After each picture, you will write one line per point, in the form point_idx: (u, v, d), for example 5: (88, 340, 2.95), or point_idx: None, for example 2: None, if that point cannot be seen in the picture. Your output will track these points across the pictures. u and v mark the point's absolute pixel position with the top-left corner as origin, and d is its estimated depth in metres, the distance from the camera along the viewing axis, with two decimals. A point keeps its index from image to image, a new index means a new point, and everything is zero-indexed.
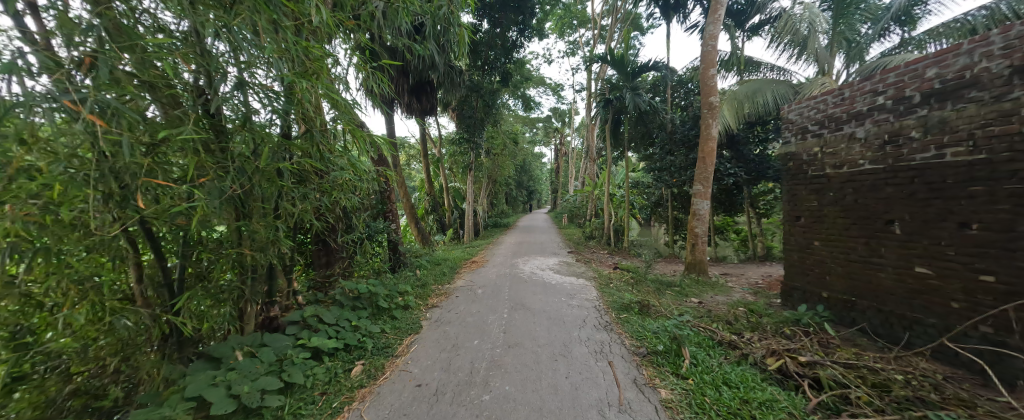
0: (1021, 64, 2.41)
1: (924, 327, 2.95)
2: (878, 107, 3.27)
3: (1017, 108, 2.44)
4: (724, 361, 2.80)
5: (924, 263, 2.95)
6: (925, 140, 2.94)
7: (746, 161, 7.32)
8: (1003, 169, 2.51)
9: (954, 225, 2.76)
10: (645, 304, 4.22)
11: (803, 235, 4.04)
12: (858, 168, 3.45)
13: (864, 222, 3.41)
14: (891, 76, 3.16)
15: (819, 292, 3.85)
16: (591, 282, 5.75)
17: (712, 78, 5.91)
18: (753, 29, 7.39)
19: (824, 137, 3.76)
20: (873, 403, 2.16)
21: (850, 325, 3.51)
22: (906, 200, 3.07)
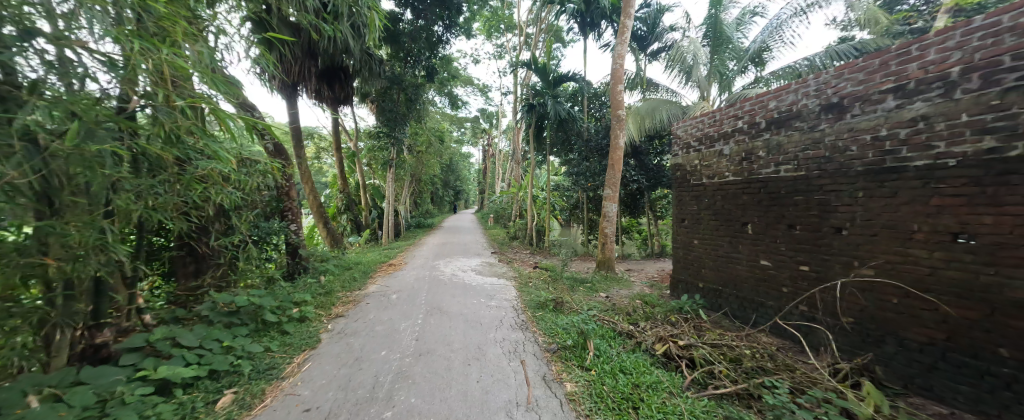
0: (826, 103, 3.15)
1: (765, 309, 3.69)
2: (738, 130, 3.99)
3: (824, 137, 3.16)
4: (622, 349, 3.10)
5: (767, 257, 3.68)
6: (769, 158, 3.66)
7: (647, 170, 8.35)
8: (815, 183, 3.24)
9: (785, 227, 3.50)
10: (559, 301, 4.45)
11: (687, 234, 4.74)
12: (724, 180, 4.17)
13: (728, 224, 4.13)
14: (747, 105, 3.89)
15: (697, 283, 4.55)
16: (512, 282, 5.86)
17: (620, 93, 6.55)
18: (653, 54, 8.40)
19: (702, 152, 4.46)
20: (729, 375, 2.60)
21: (718, 310, 4.22)
22: (756, 207, 3.80)
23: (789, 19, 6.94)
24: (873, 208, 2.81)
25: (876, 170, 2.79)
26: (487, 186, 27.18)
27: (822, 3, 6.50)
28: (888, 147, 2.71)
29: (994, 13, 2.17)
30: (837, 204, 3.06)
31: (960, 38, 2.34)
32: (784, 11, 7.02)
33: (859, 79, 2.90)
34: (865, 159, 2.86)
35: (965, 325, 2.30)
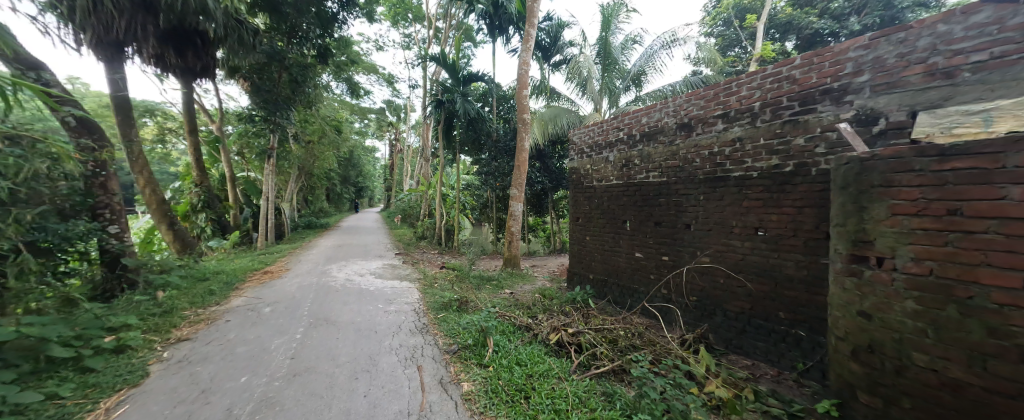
0: (679, 122, 3.84)
1: (638, 294, 4.32)
2: (620, 140, 4.58)
3: (679, 150, 3.84)
4: (519, 343, 3.24)
5: (639, 249, 4.32)
6: (641, 166, 4.30)
7: (551, 172, 9.01)
8: (672, 188, 3.92)
9: (652, 223, 4.16)
10: (463, 300, 4.42)
11: (580, 231, 5.29)
12: (609, 183, 4.75)
13: (611, 222, 4.73)
14: (626, 119, 4.50)
15: (588, 275, 5.11)
16: (415, 284, 5.59)
17: (525, 98, 6.86)
18: (555, 65, 9.07)
19: (592, 158, 5.02)
20: (608, 355, 2.95)
21: (603, 298, 4.79)
22: (632, 207, 4.43)
23: (659, 50, 8.31)
24: (709, 209, 3.54)
25: (711, 178, 3.52)
26: (394, 183, 25.49)
27: (681, 41, 7.97)
28: (718, 161, 3.44)
29: (779, 65, 2.95)
30: (686, 205, 3.77)
31: (761, 80, 3.11)
32: (655, 43, 8.37)
33: (701, 104, 3.61)
34: (704, 169, 3.58)
35: (762, 296, 3.08)
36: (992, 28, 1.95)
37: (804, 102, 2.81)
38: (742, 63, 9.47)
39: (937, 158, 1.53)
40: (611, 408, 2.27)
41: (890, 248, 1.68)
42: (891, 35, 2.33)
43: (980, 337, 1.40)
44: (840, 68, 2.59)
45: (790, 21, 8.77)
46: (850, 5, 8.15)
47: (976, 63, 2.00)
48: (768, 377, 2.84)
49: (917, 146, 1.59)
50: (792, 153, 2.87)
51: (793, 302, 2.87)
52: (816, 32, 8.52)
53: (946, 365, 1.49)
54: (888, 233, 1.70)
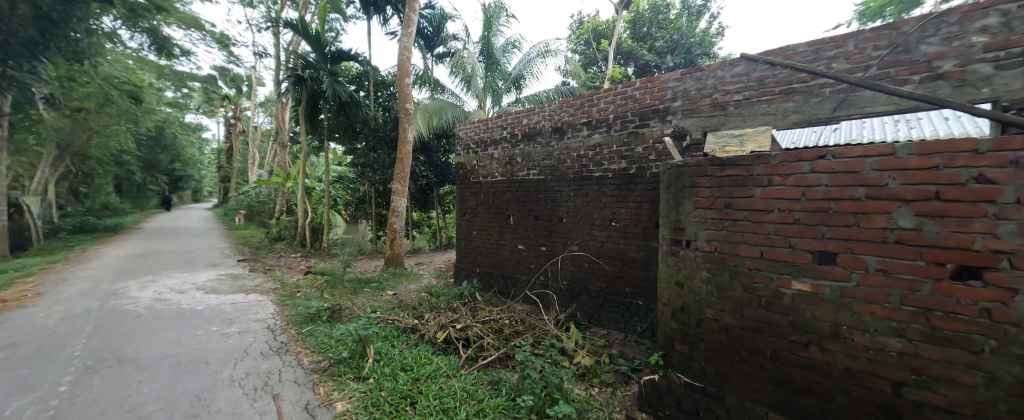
0: (554, 126, 4.26)
1: (520, 283, 4.66)
2: (503, 138, 4.81)
3: (554, 151, 4.27)
4: (404, 346, 3.04)
5: (521, 241, 4.64)
6: (522, 164, 4.61)
7: (436, 167, 8.78)
8: (548, 185, 4.34)
9: (532, 217, 4.52)
10: (336, 307, 3.88)
11: (467, 226, 5.35)
12: (494, 179, 4.94)
13: (496, 217, 4.93)
14: (508, 118, 4.74)
15: (475, 269, 5.23)
16: (270, 296, 4.59)
17: (408, 86, 6.43)
18: (439, 57, 8.82)
19: (478, 153, 5.13)
20: (495, 344, 3.06)
21: (489, 289, 4.99)
22: (514, 202, 4.72)
23: (535, 57, 9.06)
24: (577, 204, 4.07)
25: (579, 177, 4.04)
26: (233, 173, 20.26)
27: (553, 52, 8.87)
28: (584, 162, 3.98)
29: (626, 85, 3.59)
30: (560, 200, 4.23)
31: (614, 96, 3.72)
32: (532, 50, 9.07)
33: (571, 112, 4.09)
34: (574, 169, 4.09)
35: (615, 275, 3.74)
36: (744, 77, 2.86)
37: (643, 118, 3.50)
38: (599, 80, 11.22)
39: (719, 166, 2.11)
40: (498, 394, 2.38)
41: (695, 232, 2.25)
42: (693, 73, 3.14)
43: (739, 292, 2.02)
44: (663, 94, 3.35)
45: (630, 50, 10.85)
46: (668, 45, 10.62)
47: (737, 101, 2.89)
48: (619, 341, 3.48)
49: (710, 156, 2.15)
50: (635, 158, 3.56)
51: (635, 278, 3.58)
52: (647, 63, 10.82)
53: (722, 314, 2.10)
54: (694, 221, 2.27)
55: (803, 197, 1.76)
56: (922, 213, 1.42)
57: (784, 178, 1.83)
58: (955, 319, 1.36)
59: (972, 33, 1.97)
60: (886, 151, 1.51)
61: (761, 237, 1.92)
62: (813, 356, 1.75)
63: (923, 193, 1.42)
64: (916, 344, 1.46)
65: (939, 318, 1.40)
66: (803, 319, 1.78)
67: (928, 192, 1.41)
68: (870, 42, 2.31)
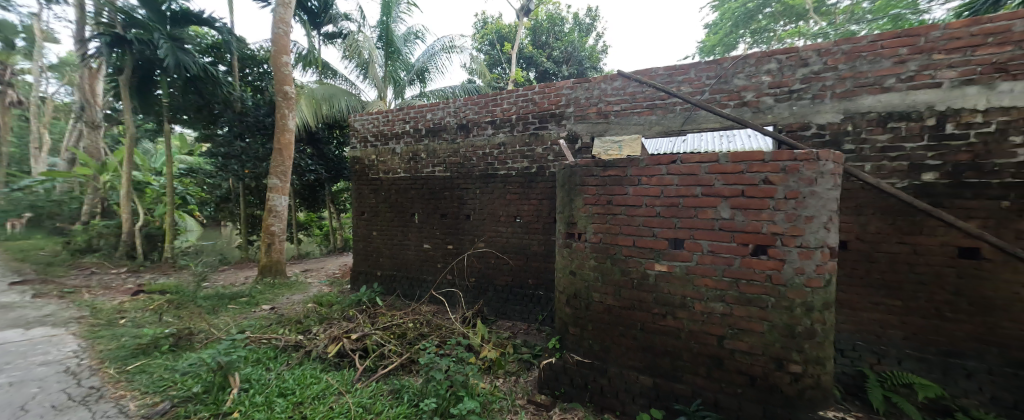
0: (459, 123, 4.22)
1: (426, 284, 4.49)
2: (405, 132, 4.56)
3: (459, 148, 4.23)
4: (284, 368, 2.61)
5: (427, 241, 4.49)
6: (427, 160, 4.44)
7: (327, 160, 7.88)
8: (454, 182, 4.29)
9: (439, 215, 4.40)
10: (184, 332, 3.13)
11: (366, 227, 4.92)
12: (396, 175, 4.65)
13: (399, 215, 4.65)
14: (411, 112, 4.50)
15: (375, 272, 4.85)
16: (72, 328, 3.39)
17: (287, 65, 5.53)
18: (327, 36, 7.85)
19: (377, 147, 4.76)
20: (397, 351, 2.91)
21: (392, 293, 4.69)
22: (419, 200, 4.52)
23: (439, 52, 8.81)
24: (484, 201, 4.12)
25: (485, 175, 4.10)
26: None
27: (458, 49, 8.79)
28: (489, 161, 4.06)
29: (526, 88, 3.79)
30: (467, 198, 4.23)
31: (516, 98, 3.89)
32: (436, 44, 8.81)
33: (476, 110, 4.11)
34: (479, 167, 4.13)
35: (519, 269, 3.93)
36: (622, 91, 3.32)
37: (541, 121, 3.75)
38: (503, 81, 11.63)
39: (603, 167, 2.39)
40: (399, 403, 2.25)
41: (584, 226, 2.51)
42: (582, 84, 3.50)
43: (617, 276, 2.33)
44: (558, 100, 3.65)
45: (531, 56, 11.54)
46: (563, 56, 11.64)
47: (617, 111, 3.34)
48: (523, 331, 3.66)
49: (595, 158, 2.41)
50: (536, 158, 3.78)
51: (537, 270, 3.82)
52: (546, 70, 11.67)
53: (605, 297, 2.40)
54: (583, 216, 2.52)
55: (662, 194, 2.14)
56: (734, 206, 1.91)
57: (649, 178, 2.19)
58: (753, 285, 1.88)
59: (762, 73, 2.71)
60: (714, 159, 1.96)
61: (634, 228, 2.26)
62: (669, 324, 2.15)
63: (735, 191, 1.91)
64: (732, 305, 1.94)
65: (743, 285, 1.91)
66: (663, 294, 2.16)
67: (738, 190, 1.90)
68: (704, 72, 2.93)
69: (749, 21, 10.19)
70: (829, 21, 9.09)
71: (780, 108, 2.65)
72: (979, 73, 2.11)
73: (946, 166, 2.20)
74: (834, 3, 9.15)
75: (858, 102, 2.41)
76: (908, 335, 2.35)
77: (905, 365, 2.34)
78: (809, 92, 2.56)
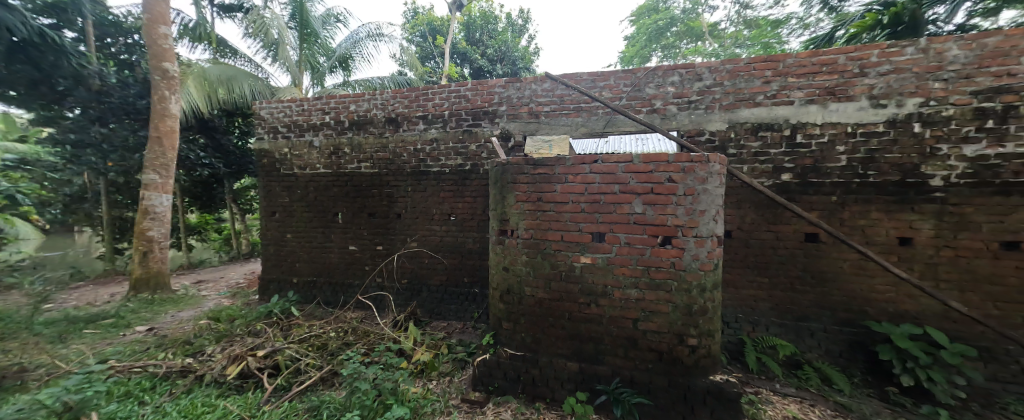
0: (387, 117, 3.98)
1: (352, 289, 4.16)
2: (325, 124, 4.15)
3: (388, 143, 3.99)
4: (166, 399, 2.19)
5: (353, 242, 4.16)
6: (352, 155, 4.11)
7: (226, 153, 6.86)
8: (383, 179, 4.04)
9: (366, 215, 4.11)
10: (12, 370, 2.43)
11: (277, 229, 4.37)
12: (315, 171, 4.22)
13: (319, 215, 4.23)
14: (331, 102, 4.12)
15: (291, 279, 4.35)
16: None
17: (167, 38, 4.64)
18: (225, 9, 6.78)
19: (290, 140, 4.26)
20: (316, 364, 2.66)
21: (311, 301, 4.25)
22: (343, 198, 4.17)
23: (365, 39, 8.17)
24: (416, 199, 3.96)
25: (417, 172, 3.94)
26: None
27: (386, 37, 8.29)
28: (421, 157, 3.91)
29: (458, 84, 3.73)
30: (397, 196, 4.01)
31: (448, 94, 3.80)
32: (361, 30, 8.17)
33: (406, 103, 3.92)
34: (411, 164, 3.95)
35: (454, 268, 3.87)
36: (551, 93, 3.46)
37: (475, 118, 3.73)
38: (436, 75, 11.32)
39: (533, 165, 2.45)
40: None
41: (516, 222, 2.54)
42: (514, 83, 3.57)
43: (547, 270, 2.43)
44: (491, 98, 3.66)
45: (465, 52, 11.42)
46: (497, 54, 11.74)
47: (546, 112, 3.48)
48: (458, 330, 3.61)
49: (526, 156, 2.46)
50: (469, 155, 3.75)
51: (472, 268, 3.81)
52: (480, 67, 11.65)
53: (536, 290, 2.48)
54: (515, 213, 2.56)
55: (586, 191, 2.28)
56: (646, 202, 2.13)
57: (575, 176, 2.31)
58: (661, 271, 2.12)
59: (668, 84, 3.07)
60: (629, 159, 2.16)
61: (562, 224, 2.37)
62: (593, 311, 2.31)
63: (646, 189, 2.13)
64: (644, 291, 2.17)
65: (653, 272, 2.14)
66: (587, 285, 2.31)
67: (648, 188, 2.12)
68: (622, 80, 3.20)
69: (659, 37, 11.66)
70: (719, 43, 10.72)
71: (682, 116, 3.03)
72: (818, 95, 2.68)
73: (797, 168, 2.75)
74: (722, 29, 10.76)
75: (738, 113, 2.87)
76: (774, 306, 2.88)
77: (772, 330, 2.87)
78: (703, 104, 2.97)
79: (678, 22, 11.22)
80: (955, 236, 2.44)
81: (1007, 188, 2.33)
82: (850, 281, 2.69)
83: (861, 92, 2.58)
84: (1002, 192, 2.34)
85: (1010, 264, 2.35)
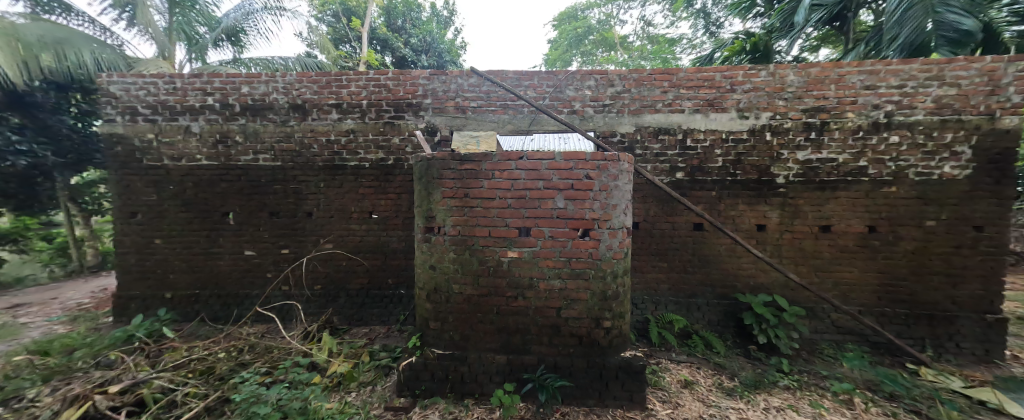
0: (292, 103, 3.50)
1: (250, 300, 3.58)
2: (208, 106, 3.47)
3: (293, 132, 3.52)
4: None
5: (250, 246, 3.58)
6: (246, 145, 3.52)
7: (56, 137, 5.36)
8: (289, 174, 3.56)
9: (267, 214, 3.58)
10: None
11: (141, 233, 3.53)
12: (195, 163, 3.52)
13: (203, 215, 3.54)
14: (216, 81, 3.46)
15: (163, 294, 3.56)
16: None
17: None
18: None
19: (158, 124, 3.47)
20: (198, 393, 2.25)
21: (192, 319, 3.55)
22: (236, 195, 3.55)
23: (261, 12, 7.04)
24: (330, 196, 3.57)
25: (330, 166, 3.56)
26: None
27: (288, 12, 7.27)
28: (335, 150, 3.54)
29: (378, 72, 3.46)
30: (307, 192, 3.57)
31: (365, 82, 3.50)
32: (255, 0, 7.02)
33: (315, 89, 3.50)
34: (322, 157, 3.55)
35: (376, 270, 3.61)
36: (477, 89, 3.44)
37: (397, 109, 3.50)
38: (352, 61, 10.35)
39: (458, 161, 2.38)
40: None
41: (443, 219, 2.45)
42: (439, 76, 3.46)
43: (474, 266, 2.40)
44: (414, 89, 3.48)
45: (385, 39, 10.66)
46: (421, 45, 11.22)
47: (473, 107, 3.45)
48: (382, 335, 3.38)
49: (452, 151, 2.38)
50: (392, 149, 3.52)
51: (396, 268, 3.60)
52: (403, 57, 11.02)
53: (464, 287, 2.44)
54: (442, 209, 2.46)
55: (512, 187, 2.32)
56: (566, 197, 2.27)
57: (501, 172, 2.33)
58: (580, 261, 2.28)
59: (585, 88, 3.30)
60: (551, 157, 2.26)
61: (489, 219, 2.37)
62: (519, 304, 2.37)
63: (567, 185, 2.26)
64: (566, 280, 2.30)
65: (574, 262, 2.29)
66: (514, 278, 2.35)
67: (569, 184, 2.26)
68: (545, 81, 3.34)
69: (578, 43, 12.52)
70: (629, 55, 11.93)
71: (597, 118, 3.29)
72: (702, 106, 3.16)
73: (688, 168, 3.22)
74: (631, 42, 12.00)
75: (643, 118, 3.23)
76: (673, 287, 3.32)
77: (671, 308, 3.31)
78: (615, 108, 3.27)
79: (594, 31, 12.16)
80: (793, 222, 3.14)
81: (823, 185, 3.07)
82: (726, 261, 3.25)
83: (732, 105, 3.13)
84: (820, 188, 3.08)
85: (825, 243, 3.11)
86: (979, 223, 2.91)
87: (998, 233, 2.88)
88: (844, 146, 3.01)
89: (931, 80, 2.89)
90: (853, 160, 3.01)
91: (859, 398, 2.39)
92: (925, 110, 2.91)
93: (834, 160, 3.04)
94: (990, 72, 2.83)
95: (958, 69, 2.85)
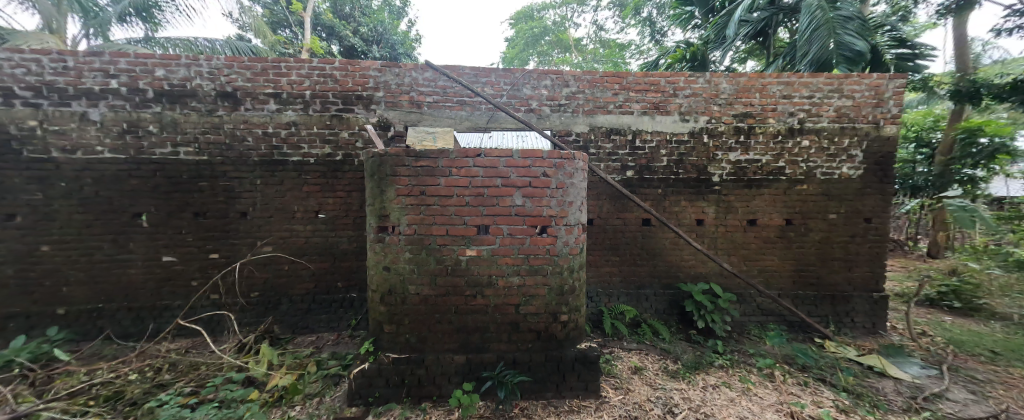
0: (221, 90, 3.12)
1: (171, 312, 3.16)
2: (112, 90, 2.99)
3: (222, 123, 3.15)
4: None
5: (170, 252, 3.15)
6: (163, 137, 3.09)
7: None
8: (218, 169, 3.18)
9: (191, 215, 3.17)
10: None
11: (21, 239, 2.94)
12: (96, 156, 3.01)
13: (107, 217, 3.05)
14: (121, 62, 2.98)
15: (54, 311, 3.01)
16: None
17: None
18: None
19: (43, 109, 2.91)
20: None
21: (95, 337, 3.04)
22: (151, 193, 3.11)
23: None
24: (268, 194, 3.26)
25: (268, 161, 3.24)
26: None
27: None
28: (274, 143, 3.23)
29: (322, 61, 3.20)
30: (240, 190, 3.22)
31: (308, 70, 3.22)
32: None
33: (248, 76, 3.15)
34: (259, 151, 3.22)
35: (323, 273, 3.36)
36: (433, 83, 3.34)
37: (345, 101, 3.28)
38: (294, 47, 9.53)
39: (414, 157, 2.28)
40: None
41: (397, 218, 2.32)
42: (392, 68, 3.31)
43: (432, 266, 2.32)
44: (364, 81, 3.28)
45: (332, 26, 9.94)
46: (372, 35, 10.66)
47: (429, 102, 3.35)
48: (331, 342, 3.16)
49: (406, 147, 2.27)
50: (340, 144, 3.30)
51: (347, 270, 3.39)
52: (352, 46, 10.38)
53: (421, 288, 2.35)
54: (396, 208, 2.33)
55: (470, 185, 2.28)
56: (525, 194, 2.29)
57: (458, 169, 2.28)
58: (538, 258, 2.32)
59: (541, 87, 3.36)
60: (510, 154, 2.27)
61: (447, 217, 2.31)
62: (478, 302, 2.35)
63: (525, 182, 2.29)
64: (525, 277, 2.33)
65: (532, 259, 2.32)
66: (473, 277, 2.32)
67: (527, 182, 2.28)
68: (502, 78, 3.35)
69: (535, 43, 12.70)
70: (582, 57, 12.35)
71: (553, 117, 3.36)
72: (649, 108, 3.37)
73: (637, 167, 3.42)
74: (584, 44, 12.44)
75: (596, 118, 3.37)
76: (624, 279, 3.52)
77: (622, 299, 3.49)
78: (570, 108, 3.37)
79: (550, 32, 12.43)
80: (726, 217, 3.47)
81: (751, 183, 3.43)
82: (671, 254, 3.51)
83: (675, 108, 3.37)
84: (748, 186, 3.44)
85: (752, 235, 3.48)
86: (868, 216, 3.44)
87: (881, 223, 3.44)
88: (767, 149, 3.39)
89: (833, 93, 3.36)
90: (774, 161, 3.40)
91: (778, 371, 2.72)
92: (829, 118, 3.37)
93: (759, 160, 3.41)
94: (876, 87, 3.35)
95: (853, 83, 3.34)
